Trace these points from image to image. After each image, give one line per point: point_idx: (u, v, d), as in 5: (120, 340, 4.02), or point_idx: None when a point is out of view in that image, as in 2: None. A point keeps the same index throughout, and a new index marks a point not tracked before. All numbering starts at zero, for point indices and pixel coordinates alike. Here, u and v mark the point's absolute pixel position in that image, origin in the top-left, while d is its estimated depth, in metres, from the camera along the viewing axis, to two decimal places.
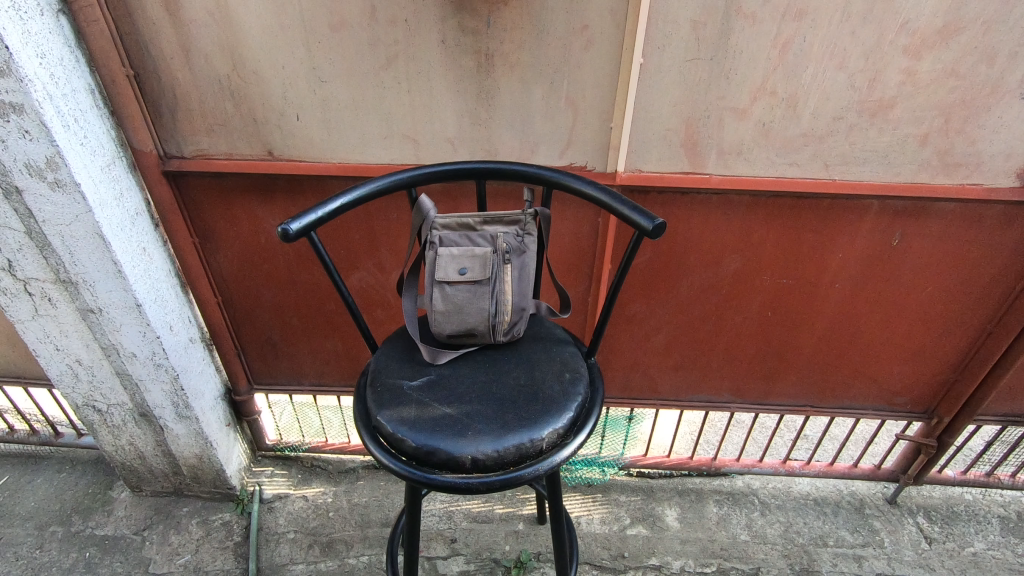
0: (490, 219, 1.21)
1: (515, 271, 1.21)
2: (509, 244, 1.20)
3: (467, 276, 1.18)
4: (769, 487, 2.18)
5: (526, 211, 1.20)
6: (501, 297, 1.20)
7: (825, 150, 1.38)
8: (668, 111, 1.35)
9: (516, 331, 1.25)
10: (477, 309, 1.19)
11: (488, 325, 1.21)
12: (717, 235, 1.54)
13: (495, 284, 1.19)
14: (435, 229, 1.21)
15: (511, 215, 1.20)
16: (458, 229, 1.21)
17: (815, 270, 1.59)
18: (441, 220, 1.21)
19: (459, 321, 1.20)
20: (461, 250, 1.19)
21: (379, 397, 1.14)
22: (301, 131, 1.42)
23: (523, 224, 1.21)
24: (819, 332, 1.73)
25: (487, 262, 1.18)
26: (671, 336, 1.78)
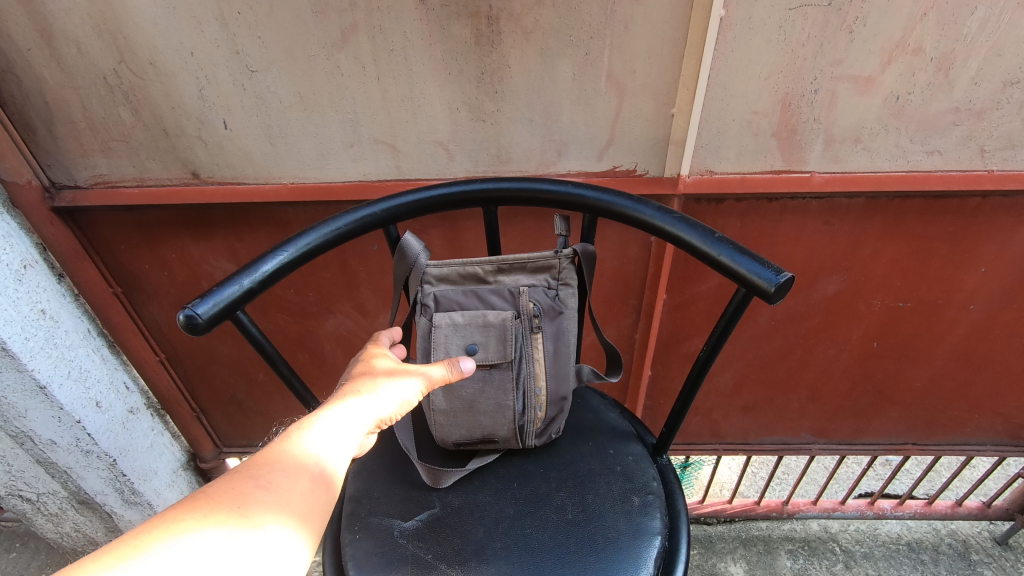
0: (509, 265, 0.79)
1: (548, 343, 0.82)
2: (538, 304, 0.80)
3: (478, 357, 0.79)
4: (851, 530, 1.82)
5: (562, 252, 0.78)
6: (529, 386, 0.82)
7: (982, 130, 0.95)
8: (756, 87, 0.92)
9: (552, 430, 0.86)
10: (495, 407, 0.81)
11: (512, 428, 0.83)
12: (813, 252, 1.13)
13: (521, 366, 0.81)
14: (428, 283, 0.81)
15: (539, 259, 0.79)
16: (461, 282, 0.81)
17: (943, 290, 1.18)
18: (434, 270, 0.80)
19: (470, 424, 0.82)
20: (468, 316, 0.80)
21: (358, 551, 0.76)
22: (234, 144, 1.01)
23: (557, 270, 0.80)
24: (938, 363, 1.32)
25: (506, 335, 0.79)
26: (741, 374, 1.38)
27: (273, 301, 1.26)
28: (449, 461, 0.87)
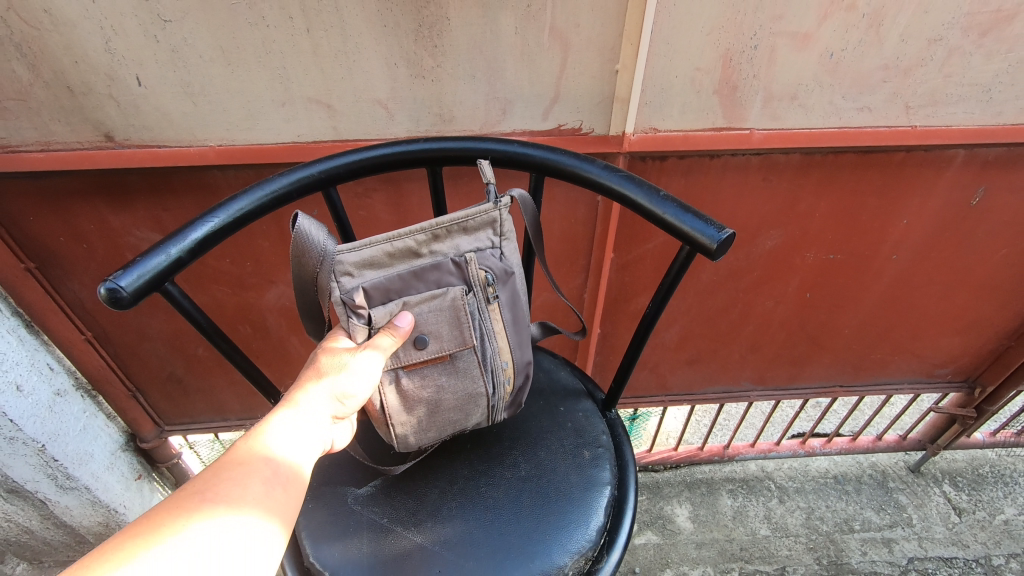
0: (446, 230, 0.68)
1: (506, 309, 0.76)
2: (490, 273, 0.72)
3: (432, 346, 0.71)
4: (786, 468, 1.97)
5: (502, 202, 0.69)
6: (497, 362, 0.76)
7: (909, 87, 0.99)
8: (699, 43, 0.92)
9: (519, 399, 0.83)
10: (467, 395, 0.75)
11: (484, 412, 0.78)
12: (754, 208, 1.16)
13: (481, 343, 0.74)
14: (344, 275, 0.65)
15: (480, 213, 0.69)
16: (391, 263, 0.68)
17: (871, 243, 1.24)
18: (348, 259, 0.64)
19: (439, 424, 0.75)
20: (421, 308, 0.70)
21: (312, 522, 0.75)
22: (150, 103, 0.93)
23: (498, 223, 0.71)
24: (865, 311, 1.41)
25: (462, 316, 0.72)
26: (686, 329, 1.43)
27: (207, 273, 1.19)
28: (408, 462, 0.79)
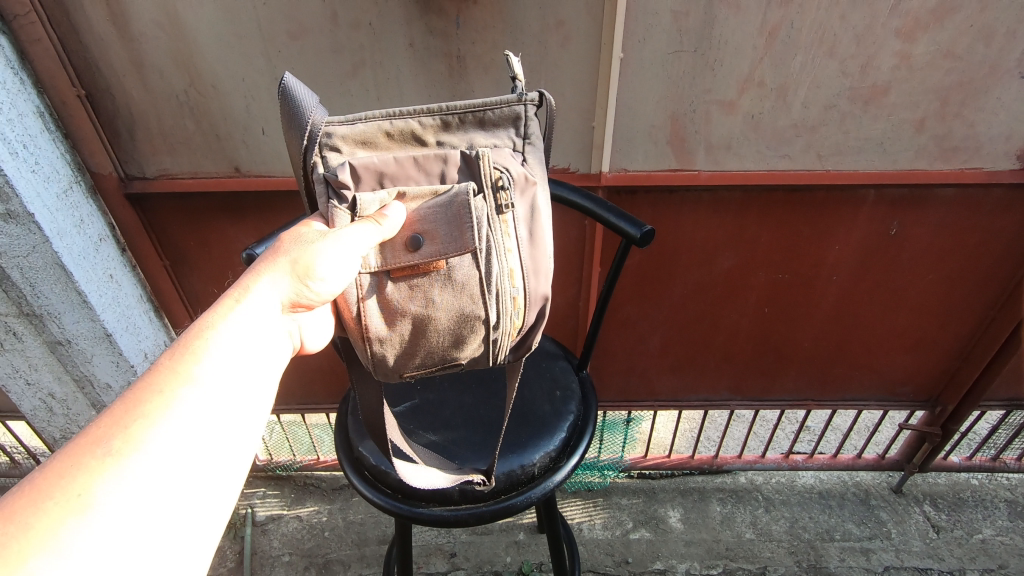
0: (461, 116, 0.87)
1: (515, 219, 0.86)
2: (503, 174, 0.84)
3: (428, 249, 0.80)
4: (773, 482, 2.15)
5: (526, 95, 0.86)
6: (500, 284, 0.84)
7: (817, 141, 1.32)
8: (652, 107, 1.28)
9: (529, 343, 0.93)
10: (466, 314, 0.82)
11: (486, 331, 0.85)
12: (710, 233, 1.48)
13: (486, 258, 0.83)
14: (334, 152, 0.83)
15: (501, 103, 0.87)
16: (393, 142, 0.86)
17: (811, 265, 1.53)
18: (342, 128, 0.82)
19: (426, 348, 0.84)
20: (425, 205, 0.82)
21: (361, 426, 1.08)
22: (269, 147, 1.35)
23: (522, 119, 0.88)
24: (818, 327, 1.68)
25: (464, 219, 0.81)
26: (666, 338, 1.72)
27: None
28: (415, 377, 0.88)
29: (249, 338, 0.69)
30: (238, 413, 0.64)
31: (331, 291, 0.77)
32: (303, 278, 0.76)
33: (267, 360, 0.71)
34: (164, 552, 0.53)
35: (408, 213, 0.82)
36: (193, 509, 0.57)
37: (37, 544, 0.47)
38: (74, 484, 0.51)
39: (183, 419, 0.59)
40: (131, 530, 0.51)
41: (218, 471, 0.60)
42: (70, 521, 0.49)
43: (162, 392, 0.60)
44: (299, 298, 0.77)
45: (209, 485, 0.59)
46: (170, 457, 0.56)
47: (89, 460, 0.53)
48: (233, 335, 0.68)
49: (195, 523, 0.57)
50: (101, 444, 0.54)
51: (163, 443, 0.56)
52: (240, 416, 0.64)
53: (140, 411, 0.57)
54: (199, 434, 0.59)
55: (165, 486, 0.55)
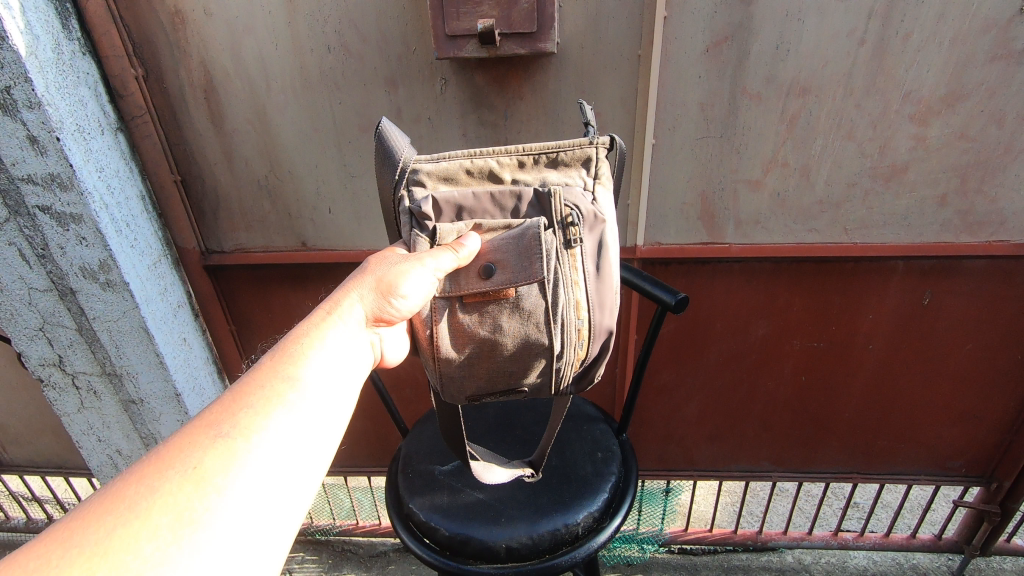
0: (536, 157, 0.94)
1: (583, 253, 0.91)
2: (573, 211, 0.89)
3: (500, 276, 0.84)
4: (822, 562, 2.02)
5: (598, 139, 0.94)
6: (566, 315, 0.89)
7: (843, 215, 1.40)
8: (684, 186, 1.39)
9: (590, 374, 1.00)
10: (532, 341, 0.87)
11: (548, 359, 0.89)
12: (742, 302, 1.54)
13: (553, 288, 0.88)
14: (418, 187, 0.91)
15: (573, 145, 0.94)
16: (469, 181, 0.93)
17: (846, 333, 1.56)
18: (427, 165, 0.91)
19: (493, 372, 0.89)
20: (499, 236, 0.87)
21: (410, 482, 1.14)
22: (333, 223, 1.50)
23: (593, 160, 0.94)
24: (858, 396, 1.68)
25: (533, 252, 0.83)
26: (703, 405, 1.74)
27: None
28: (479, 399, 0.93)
29: (344, 350, 0.74)
30: (335, 416, 0.67)
31: (409, 307, 0.82)
32: (387, 295, 0.81)
33: (355, 375, 0.74)
34: (259, 538, 0.55)
35: (482, 243, 0.87)
36: (287, 504, 0.58)
37: (161, 511, 0.51)
38: (194, 461, 0.55)
39: (287, 418, 0.62)
40: (237, 512, 0.54)
41: (312, 473, 0.62)
42: (189, 493, 0.53)
43: (274, 388, 0.64)
44: (381, 313, 0.81)
45: (306, 482, 0.61)
46: (275, 452, 0.59)
47: (209, 440, 0.57)
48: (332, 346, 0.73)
49: (288, 519, 0.58)
50: (219, 428, 0.59)
51: (269, 436, 0.60)
52: (326, 435, 0.65)
53: (251, 404, 0.61)
54: (302, 431, 0.62)
55: (267, 478, 0.57)
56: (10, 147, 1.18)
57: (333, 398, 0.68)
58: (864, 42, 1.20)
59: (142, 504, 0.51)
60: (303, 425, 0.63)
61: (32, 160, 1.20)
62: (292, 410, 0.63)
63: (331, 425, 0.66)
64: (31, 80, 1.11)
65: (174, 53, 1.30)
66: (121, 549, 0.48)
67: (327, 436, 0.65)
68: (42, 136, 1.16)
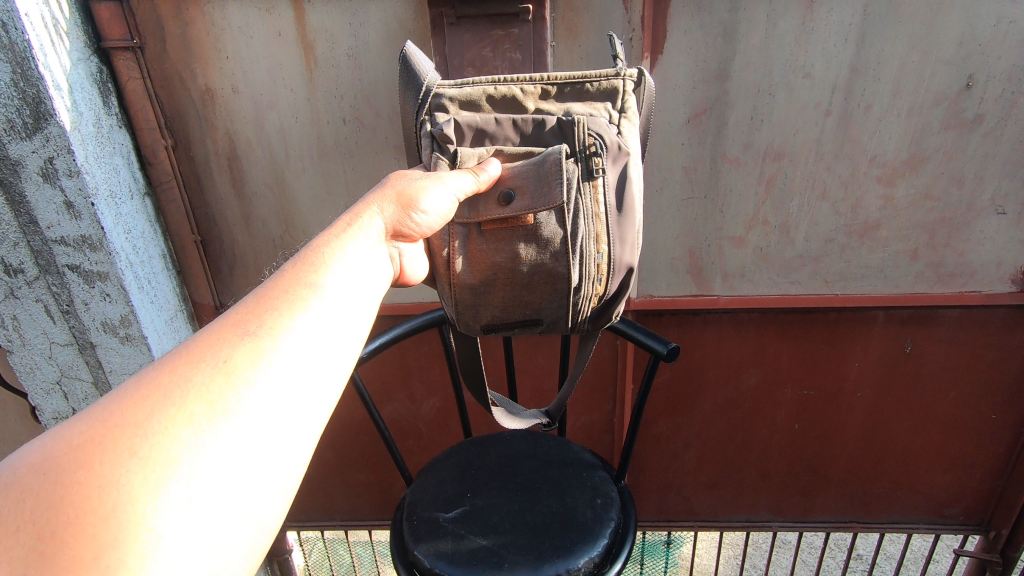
0: (562, 85, 0.96)
1: (606, 186, 0.91)
2: (596, 139, 0.89)
3: (518, 203, 0.87)
4: None
5: (626, 71, 0.97)
6: (585, 245, 0.90)
7: (822, 269, 1.49)
8: (672, 242, 1.49)
9: (610, 312, 1.00)
10: (549, 270, 0.90)
11: (567, 292, 0.92)
12: (733, 351, 1.61)
13: (573, 217, 0.89)
14: (442, 111, 0.93)
15: (600, 76, 0.96)
16: (492, 107, 0.95)
17: (834, 381, 1.62)
18: (451, 90, 0.94)
19: (511, 302, 0.93)
20: (520, 163, 0.89)
21: (415, 530, 1.17)
22: None
23: (620, 93, 0.97)
24: (851, 443, 1.72)
25: (549, 177, 0.85)
26: (700, 454, 1.78)
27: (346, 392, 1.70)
28: (494, 330, 0.97)
29: (365, 260, 0.71)
30: (359, 325, 0.66)
31: (429, 223, 0.81)
32: (407, 209, 0.79)
33: (377, 285, 0.73)
34: (286, 435, 0.55)
35: (502, 171, 0.89)
36: (312, 406, 0.58)
37: (189, 403, 0.51)
38: (220, 357, 0.55)
39: (310, 323, 0.60)
40: (266, 408, 0.54)
41: (340, 370, 0.62)
42: (220, 384, 0.53)
43: (296, 294, 0.62)
44: (401, 226, 0.79)
45: (328, 387, 0.60)
46: (299, 354, 0.58)
47: (231, 340, 0.56)
48: (354, 255, 0.70)
49: (313, 419, 0.58)
50: (241, 328, 0.58)
51: (292, 338, 0.59)
52: (346, 345, 0.64)
53: (276, 307, 0.60)
54: (324, 338, 0.61)
55: (293, 380, 0.57)
56: (47, 211, 1.27)
57: (357, 306, 0.67)
58: (830, 113, 1.33)
59: (172, 394, 0.51)
60: (326, 331, 0.61)
61: (65, 223, 1.28)
62: (313, 316, 0.61)
63: (353, 334, 0.65)
64: (73, 151, 1.22)
65: (202, 125, 1.42)
66: (153, 441, 0.48)
67: (346, 345, 0.64)
68: (78, 202, 1.26)
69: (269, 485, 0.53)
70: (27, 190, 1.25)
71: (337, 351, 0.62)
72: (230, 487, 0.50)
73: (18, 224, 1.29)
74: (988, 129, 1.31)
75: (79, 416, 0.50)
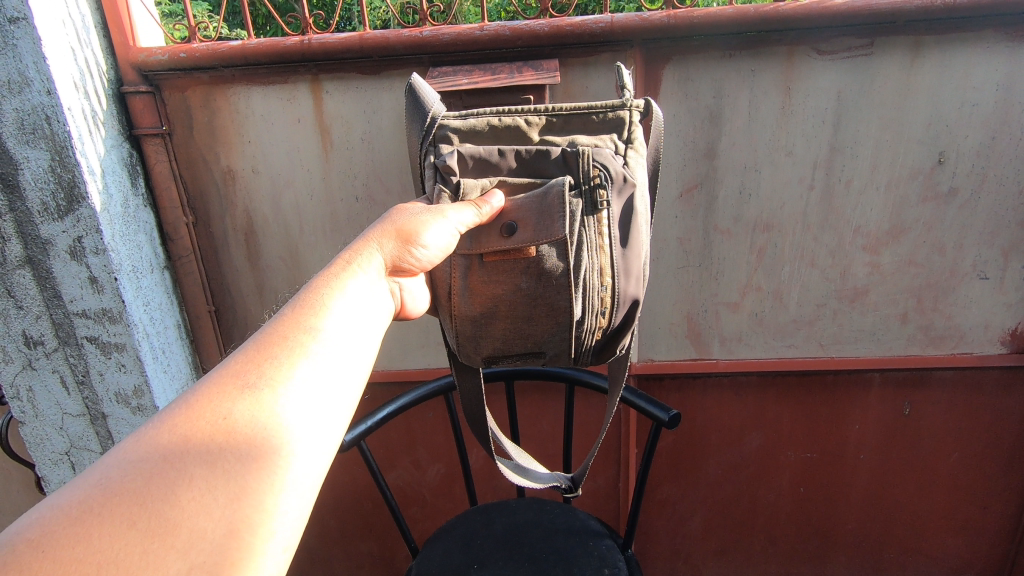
0: (568, 115, 0.99)
1: (611, 217, 0.94)
2: (601, 171, 0.93)
3: (521, 236, 0.91)
4: None
5: (633, 103, 1.00)
6: (589, 281, 0.94)
7: (816, 333, 1.53)
8: (670, 308, 1.54)
9: (617, 343, 1.04)
10: (552, 304, 0.94)
11: (569, 325, 0.96)
12: (734, 414, 1.63)
13: (577, 251, 0.93)
14: (446, 142, 0.98)
15: (604, 108, 0.99)
16: (496, 137, 0.99)
17: (836, 443, 1.63)
18: (455, 121, 0.99)
19: (513, 337, 0.97)
20: (523, 195, 0.93)
21: None
22: None
23: (627, 123, 1.00)
24: (857, 507, 1.71)
25: (552, 212, 0.90)
26: (706, 519, 1.76)
27: (351, 459, 1.71)
28: (496, 362, 1.01)
29: (365, 299, 0.74)
30: (360, 366, 0.68)
31: (429, 257, 0.86)
32: (408, 245, 0.83)
33: (377, 325, 0.75)
34: (289, 482, 0.56)
35: (504, 203, 0.93)
36: (315, 454, 0.59)
37: (190, 465, 0.52)
38: (221, 412, 0.56)
39: (310, 367, 0.62)
40: (272, 459, 0.55)
41: (341, 411, 0.63)
42: (219, 439, 0.54)
43: (296, 340, 0.64)
44: (401, 260, 0.83)
45: (332, 428, 0.61)
46: (300, 404, 0.59)
47: (232, 392, 0.57)
48: (353, 295, 0.73)
49: (317, 466, 0.59)
50: (242, 379, 0.58)
51: (294, 387, 0.60)
52: (348, 387, 0.65)
53: (276, 354, 0.61)
54: (326, 382, 0.62)
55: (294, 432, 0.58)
56: (72, 286, 1.33)
57: (358, 349, 0.68)
58: (813, 187, 1.41)
59: (174, 455, 0.52)
60: (327, 375, 0.63)
61: (88, 297, 1.34)
62: (314, 361, 0.63)
63: (354, 375, 0.66)
64: (101, 231, 1.29)
65: (222, 203, 1.51)
66: (150, 511, 0.49)
67: (348, 387, 0.65)
68: (102, 277, 1.32)
69: (271, 537, 0.53)
70: (54, 266, 1.32)
71: (339, 394, 0.63)
72: (234, 544, 0.51)
73: (42, 298, 1.35)
74: (963, 200, 1.40)
75: (78, 482, 0.50)
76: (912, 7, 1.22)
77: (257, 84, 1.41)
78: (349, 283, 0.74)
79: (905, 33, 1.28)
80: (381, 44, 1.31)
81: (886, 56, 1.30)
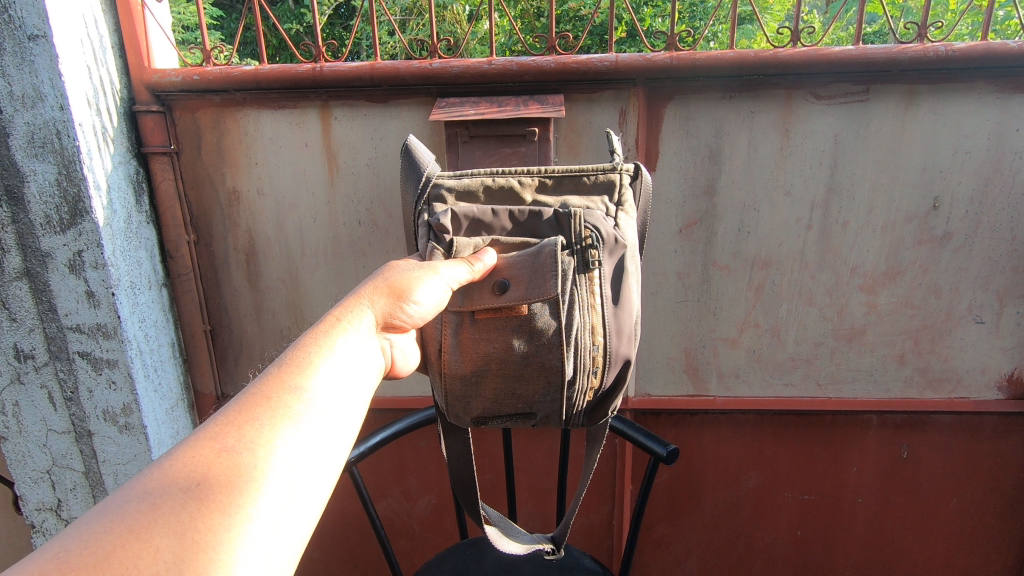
0: (560, 178, 1.01)
1: (603, 276, 0.95)
2: (592, 232, 0.94)
3: (514, 293, 0.92)
4: None
5: (623, 167, 1.03)
6: (580, 340, 0.94)
7: (814, 371, 1.53)
8: (668, 342, 1.54)
9: (607, 405, 1.03)
10: (543, 363, 0.93)
11: (560, 386, 0.94)
12: (731, 454, 1.61)
13: (568, 310, 0.93)
14: (440, 201, 0.98)
15: (596, 171, 1.02)
16: (489, 197, 1.00)
17: (834, 486, 1.61)
18: (449, 180, 1.00)
19: (501, 398, 0.95)
20: (515, 254, 0.95)
21: None
22: None
23: (617, 187, 1.02)
24: (856, 553, 1.67)
25: (545, 270, 0.91)
26: (701, 562, 1.72)
27: (340, 486, 1.67)
28: (484, 423, 0.98)
29: (354, 358, 0.73)
30: (345, 428, 0.67)
31: (421, 314, 0.85)
32: (401, 301, 0.83)
33: (364, 386, 0.73)
34: (264, 552, 0.54)
35: (495, 262, 0.94)
36: (291, 526, 0.56)
37: (157, 534, 0.49)
38: (196, 477, 0.54)
39: (293, 431, 0.61)
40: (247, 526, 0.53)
41: (323, 475, 0.62)
42: (191, 506, 0.52)
43: (280, 402, 0.63)
44: (393, 316, 0.83)
45: (312, 493, 0.60)
46: (279, 470, 0.58)
47: (210, 457, 0.56)
48: (342, 355, 0.72)
49: (292, 540, 0.56)
50: (221, 442, 0.57)
51: (274, 452, 0.58)
52: (331, 450, 0.64)
53: (258, 416, 0.60)
54: (308, 446, 0.61)
55: (271, 500, 0.56)
56: (68, 300, 1.32)
57: (344, 410, 0.67)
58: (811, 227, 1.43)
59: (140, 523, 0.50)
60: (310, 439, 0.62)
61: (84, 311, 1.33)
62: (297, 424, 0.62)
63: (338, 437, 0.65)
64: (102, 246, 1.29)
65: (225, 223, 1.51)
66: None
67: (332, 449, 0.64)
68: (99, 292, 1.31)
69: None
70: (52, 279, 1.31)
71: (321, 456, 0.62)
72: None
73: (37, 311, 1.34)
74: (957, 244, 1.42)
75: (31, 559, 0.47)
76: (906, 57, 1.26)
77: (266, 107, 1.43)
78: (338, 341, 0.73)
79: (899, 81, 1.32)
80: (390, 74, 1.34)
81: (881, 101, 1.34)
